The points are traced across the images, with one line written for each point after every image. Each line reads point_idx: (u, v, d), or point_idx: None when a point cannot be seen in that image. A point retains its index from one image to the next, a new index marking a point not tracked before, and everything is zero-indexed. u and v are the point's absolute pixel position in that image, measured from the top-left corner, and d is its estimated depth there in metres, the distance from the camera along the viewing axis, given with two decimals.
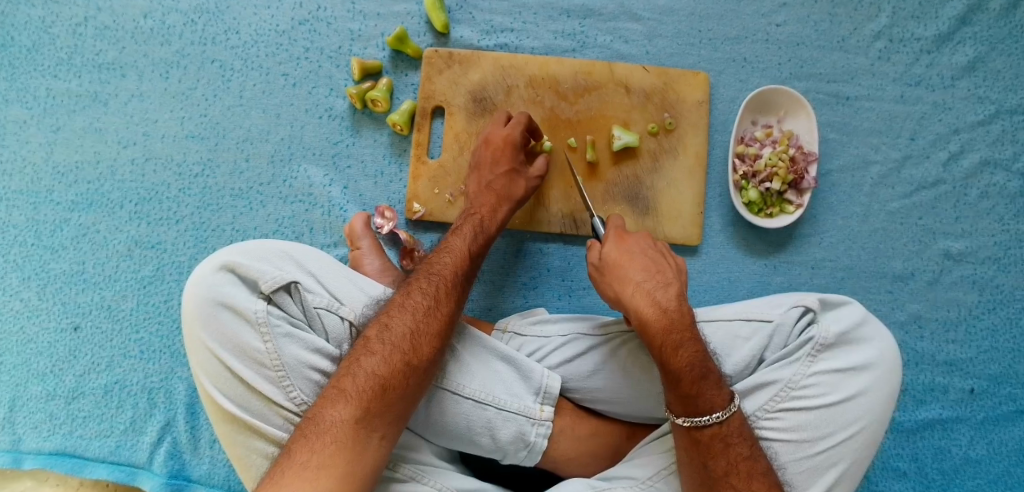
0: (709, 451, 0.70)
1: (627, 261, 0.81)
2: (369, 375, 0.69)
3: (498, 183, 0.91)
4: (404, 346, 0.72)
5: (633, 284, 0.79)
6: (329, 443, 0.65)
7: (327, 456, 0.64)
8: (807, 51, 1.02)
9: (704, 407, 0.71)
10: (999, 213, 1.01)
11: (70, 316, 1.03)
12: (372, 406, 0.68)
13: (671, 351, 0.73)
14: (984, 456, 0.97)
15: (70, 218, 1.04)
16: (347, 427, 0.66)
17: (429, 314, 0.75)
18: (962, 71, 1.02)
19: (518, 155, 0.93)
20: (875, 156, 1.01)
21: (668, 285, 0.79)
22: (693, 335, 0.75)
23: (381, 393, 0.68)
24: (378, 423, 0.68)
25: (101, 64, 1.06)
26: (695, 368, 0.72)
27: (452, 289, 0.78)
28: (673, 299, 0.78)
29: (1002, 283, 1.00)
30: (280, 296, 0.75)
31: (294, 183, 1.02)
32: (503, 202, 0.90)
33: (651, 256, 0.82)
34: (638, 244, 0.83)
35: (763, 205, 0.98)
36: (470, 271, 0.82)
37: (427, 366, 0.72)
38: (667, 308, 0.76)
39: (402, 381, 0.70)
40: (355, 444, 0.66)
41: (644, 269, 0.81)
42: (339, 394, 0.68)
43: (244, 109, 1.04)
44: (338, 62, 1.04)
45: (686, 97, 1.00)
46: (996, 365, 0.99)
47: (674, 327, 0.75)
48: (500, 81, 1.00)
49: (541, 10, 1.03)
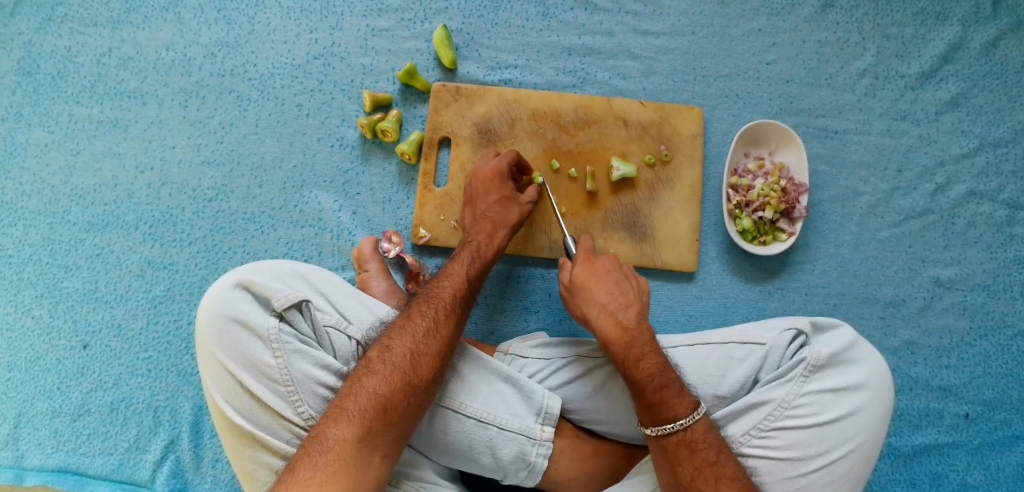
0: (676, 458, 0.74)
1: (594, 284, 0.87)
2: (371, 395, 0.72)
3: (493, 210, 0.94)
4: (405, 365, 0.74)
5: (598, 306, 0.85)
6: (332, 461, 0.67)
7: (330, 473, 0.66)
8: (797, 87, 1.07)
9: (667, 415, 0.75)
10: (987, 242, 1.04)
11: (80, 335, 1.06)
12: (374, 425, 0.70)
13: (634, 363, 0.79)
14: (980, 481, 0.98)
15: (86, 238, 1.08)
16: (350, 445, 0.68)
17: (429, 335, 0.78)
18: (946, 107, 1.07)
19: (509, 185, 0.96)
20: (864, 187, 1.05)
21: (628, 305, 0.85)
22: (654, 350, 0.80)
23: (383, 412, 0.71)
24: (380, 442, 0.70)
25: (122, 92, 1.11)
26: (658, 377, 0.77)
27: (450, 312, 0.81)
28: (634, 317, 0.84)
29: (992, 310, 1.03)
30: (291, 313, 0.78)
31: (305, 209, 1.07)
32: (500, 228, 0.93)
33: (617, 279, 0.87)
34: (604, 266, 0.88)
35: (757, 233, 1.02)
36: (468, 294, 0.86)
37: (427, 385, 0.75)
38: (628, 327, 0.82)
39: (404, 400, 0.73)
40: (357, 463, 0.68)
41: (609, 290, 0.86)
42: (342, 413, 0.71)
43: (259, 137, 1.09)
44: (351, 94, 1.09)
45: (681, 131, 1.04)
46: (989, 390, 1.01)
47: (635, 342, 0.81)
48: (504, 113, 1.05)
49: (543, 48, 1.08)
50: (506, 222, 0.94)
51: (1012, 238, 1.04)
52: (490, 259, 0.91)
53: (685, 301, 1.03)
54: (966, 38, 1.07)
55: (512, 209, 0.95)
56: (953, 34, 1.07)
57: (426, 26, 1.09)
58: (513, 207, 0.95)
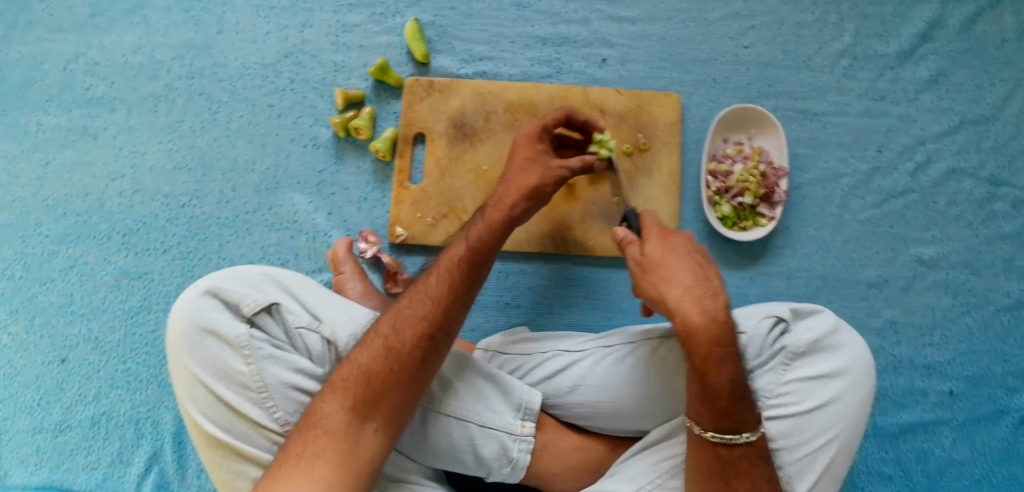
0: (734, 471, 0.71)
1: (674, 264, 0.74)
2: (356, 366, 0.71)
3: (517, 172, 0.84)
4: (387, 334, 0.73)
5: (681, 290, 0.72)
6: (316, 433, 0.67)
7: (319, 444, 0.67)
8: (775, 70, 1.06)
9: (735, 427, 0.70)
10: (968, 219, 1.04)
11: (57, 349, 1.04)
12: (358, 394, 0.69)
13: (715, 365, 0.69)
14: (967, 458, 0.98)
15: (59, 250, 1.06)
16: (338, 417, 0.68)
17: (417, 301, 0.75)
18: (925, 85, 1.06)
19: (537, 151, 0.85)
20: (844, 168, 1.04)
21: (718, 292, 0.72)
22: (734, 357, 0.69)
23: (365, 382, 0.70)
24: (366, 411, 0.69)
25: (90, 99, 1.09)
26: (734, 387, 0.69)
27: (447, 276, 0.76)
28: (722, 308, 0.70)
29: (974, 287, 1.02)
30: (262, 318, 0.77)
31: (279, 211, 1.04)
32: (519, 195, 0.82)
33: (698, 262, 0.74)
34: (684, 246, 0.76)
35: (737, 219, 1.01)
36: (478, 256, 0.78)
37: (415, 352, 0.72)
38: (717, 319, 0.69)
39: (385, 365, 0.70)
40: (341, 433, 0.67)
41: (691, 271, 0.73)
42: (331, 387, 0.71)
43: (230, 140, 1.07)
44: (322, 92, 1.07)
45: (659, 118, 1.03)
46: (973, 367, 1.01)
47: (721, 338, 0.69)
48: (479, 107, 1.03)
49: (517, 39, 1.06)
50: (523, 190, 0.81)
51: (993, 215, 1.04)
52: (502, 219, 0.80)
53: None
54: (944, 15, 1.07)
55: (529, 169, 0.84)
56: (931, 12, 1.07)
57: (397, 19, 1.07)
58: (534, 171, 0.83)
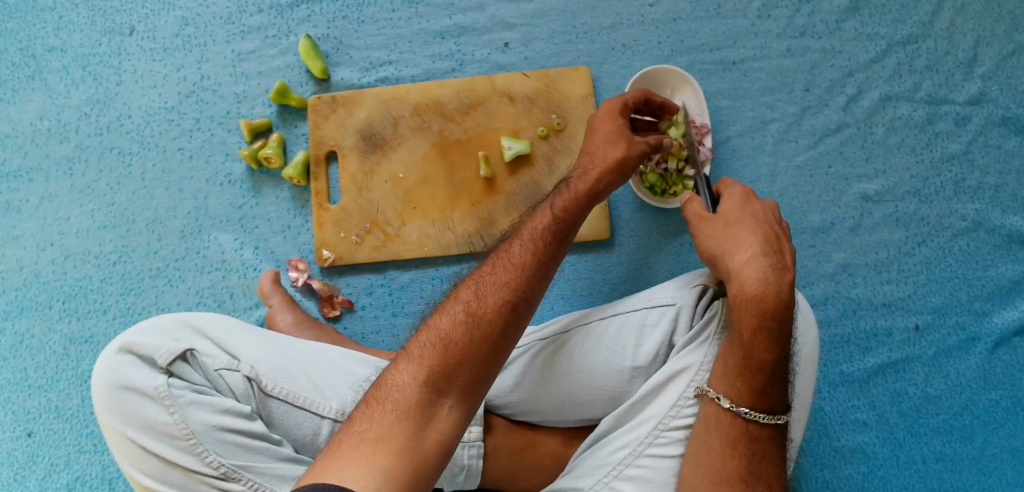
0: (760, 450, 0.68)
1: (741, 231, 0.73)
2: (433, 333, 0.60)
3: (596, 144, 0.80)
4: (469, 298, 0.62)
5: (747, 254, 0.71)
6: (389, 408, 0.55)
7: (388, 422, 0.54)
8: (684, 25, 1.02)
9: (767, 406, 0.68)
10: (910, 145, 0.99)
11: (22, 423, 1.03)
12: (434, 365, 0.57)
13: (759, 337, 0.68)
14: (943, 391, 0.94)
15: (5, 327, 1.05)
16: (412, 391, 0.56)
17: (502, 266, 0.65)
18: (846, 13, 1.01)
19: (619, 125, 0.81)
20: (772, 114, 1.00)
21: (785, 269, 0.70)
22: (786, 336, 0.68)
23: (444, 351, 0.58)
24: (445, 386, 0.57)
25: (7, 173, 1.07)
26: (776, 367, 0.68)
27: (537, 242, 0.67)
28: (787, 285, 0.69)
29: (927, 215, 0.98)
30: (179, 366, 0.76)
31: (207, 254, 1.03)
32: (600, 166, 0.77)
33: (768, 236, 0.72)
34: (759, 217, 0.74)
35: (666, 186, 0.96)
36: (565, 230, 0.70)
37: (501, 322, 0.61)
38: (778, 290, 0.69)
39: (466, 333, 0.59)
40: (417, 410, 0.55)
41: (761, 240, 0.72)
42: (404, 356, 0.59)
43: (148, 190, 1.06)
44: (229, 126, 1.05)
45: (570, 94, 0.99)
46: (937, 297, 0.96)
47: (774, 312, 0.68)
48: (386, 115, 1.00)
49: (415, 38, 1.03)
50: (609, 161, 0.77)
51: (936, 136, 0.99)
52: (586, 193, 0.75)
53: (607, 269, 0.99)
54: None
55: (615, 143, 0.79)
56: None
57: (291, 39, 1.05)
58: (620, 144, 0.79)
